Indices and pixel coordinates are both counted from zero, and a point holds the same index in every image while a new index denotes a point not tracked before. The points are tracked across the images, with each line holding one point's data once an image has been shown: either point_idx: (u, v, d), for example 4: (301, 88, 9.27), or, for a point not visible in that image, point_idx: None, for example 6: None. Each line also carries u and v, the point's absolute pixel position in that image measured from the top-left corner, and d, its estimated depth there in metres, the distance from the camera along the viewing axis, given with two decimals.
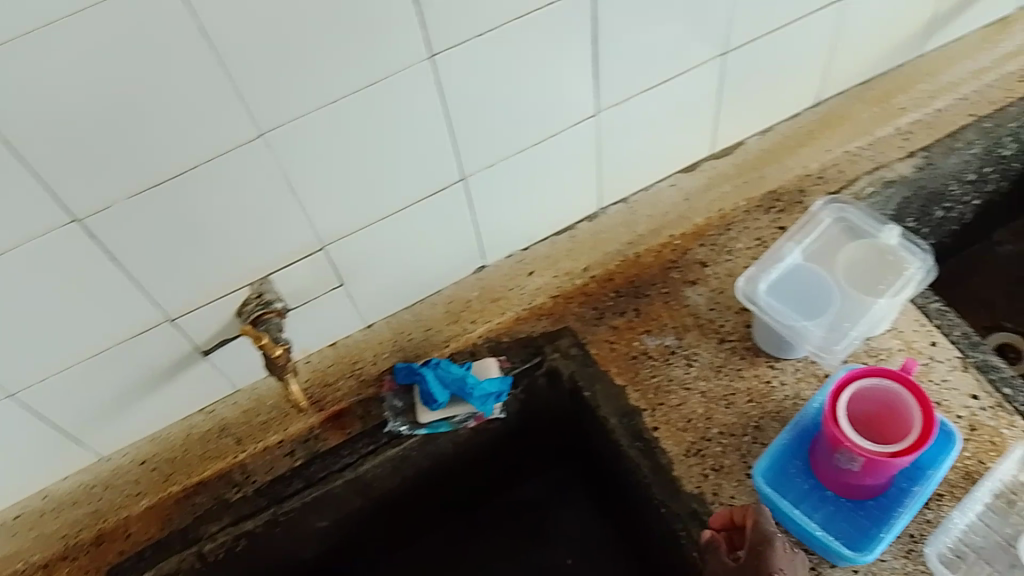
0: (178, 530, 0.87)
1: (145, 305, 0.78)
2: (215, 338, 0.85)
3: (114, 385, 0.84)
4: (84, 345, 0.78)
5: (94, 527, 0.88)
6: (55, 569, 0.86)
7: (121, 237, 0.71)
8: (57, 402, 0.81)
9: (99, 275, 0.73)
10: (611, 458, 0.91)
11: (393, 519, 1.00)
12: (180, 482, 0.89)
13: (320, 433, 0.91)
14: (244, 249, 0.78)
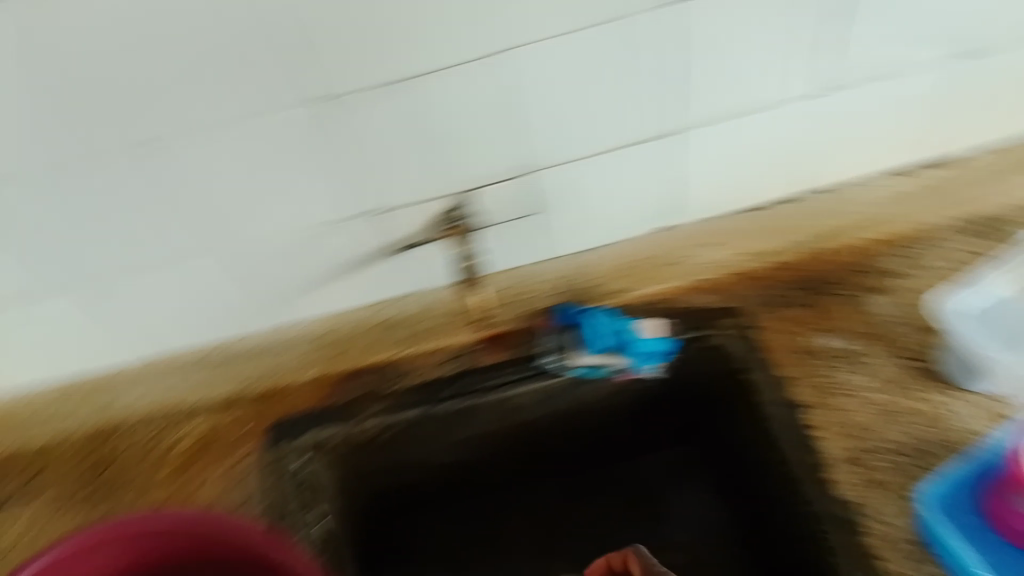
0: (343, 404, 0.94)
1: (347, 196, 0.81)
2: (398, 244, 0.87)
3: (304, 265, 0.89)
4: (287, 221, 0.83)
5: (267, 382, 0.95)
6: (223, 413, 0.94)
7: (340, 129, 0.75)
8: (249, 269, 0.88)
9: (311, 161, 0.77)
10: (759, 446, 0.91)
11: (517, 454, 1.05)
12: (347, 363, 0.95)
13: (476, 352, 0.94)
14: (449, 160, 0.80)
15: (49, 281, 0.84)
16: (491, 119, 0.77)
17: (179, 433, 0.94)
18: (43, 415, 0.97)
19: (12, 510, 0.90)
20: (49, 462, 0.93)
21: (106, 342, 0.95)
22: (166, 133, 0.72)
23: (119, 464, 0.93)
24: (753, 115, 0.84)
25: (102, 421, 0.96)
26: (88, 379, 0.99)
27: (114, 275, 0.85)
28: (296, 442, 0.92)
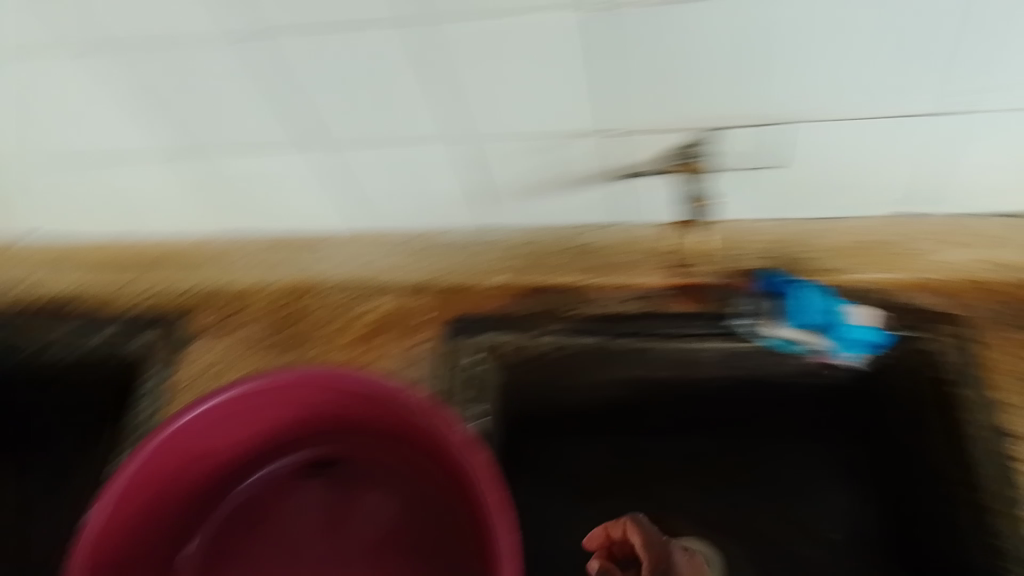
0: (520, 316, 0.95)
1: (586, 112, 0.80)
2: (621, 169, 0.86)
3: (529, 175, 0.90)
4: (521, 125, 0.83)
5: (457, 278, 0.98)
6: (411, 296, 0.98)
7: (608, 50, 0.73)
8: (472, 167, 0.89)
9: (567, 73, 0.76)
10: (939, 461, 0.85)
11: (648, 398, 1.00)
12: (535, 278, 0.96)
13: (665, 297, 0.93)
14: (702, 96, 0.77)
15: (286, 136, 0.87)
16: (760, 57, 0.73)
17: (366, 307, 0.99)
18: (252, 261, 1.05)
19: (213, 339, 0.99)
20: (248, 304, 1.01)
21: (321, 204, 0.99)
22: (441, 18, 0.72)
23: (307, 321, 0.99)
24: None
25: (299, 280, 1.02)
26: (295, 239, 1.06)
27: (348, 145, 0.88)
28: (461, 337, 0.94)
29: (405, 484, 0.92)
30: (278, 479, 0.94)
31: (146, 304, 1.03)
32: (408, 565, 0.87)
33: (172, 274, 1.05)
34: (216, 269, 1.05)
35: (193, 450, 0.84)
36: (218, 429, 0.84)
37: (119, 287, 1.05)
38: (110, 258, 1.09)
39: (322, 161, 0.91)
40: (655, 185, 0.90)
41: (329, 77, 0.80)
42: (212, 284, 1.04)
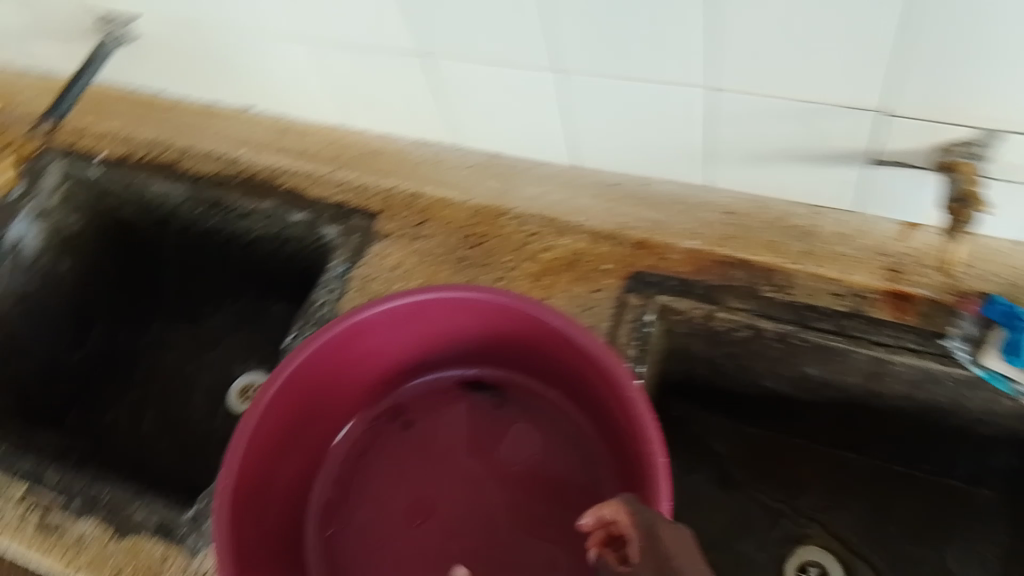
0: (706, 286, 0.92)
1: (862, 85, 0.73)
2: (888, 156, 0.79)
3: (786, 139, 0.82)
4: (784, 87, 0.76)
5: (647, 234, 0.95)
6: (600, 242, 0.96)
7: (927, 28, 0.66)
8: (718, 123, 0.82)
9: (875, 41, 0.68)
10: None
11: (808, 409, 1.04)
12: (732, 251, 0.92)
13: (875, 301, 0.88)
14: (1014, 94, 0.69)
15: (542, 57, 0.83)
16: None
17: (549, 244, 0.98)
18: (454, 173, 1.04)
19: (399, 244, 1.01)
20: (438, 216, 1.02)
21: (544, 130, 0.94)
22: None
23: (490, 245, 0.99)
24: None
25: (491, 204, 1.01)
26: (498, 163, 1.03)
27: (596, 77, 0.82)
28: (661, 296, 0.92)
29: (557, 426, 0.91)
30: (434, 392, 0.96)
31: (339, 196, 1.05)
32: (549, 505, 0.87)
33: (370, 172, 1.05)
34: (411, 177, 1.04)
35: (367, 343, 0.86)
36: (393, 328, 0.86)
37: (319, 176, 1.06)
38: (314, 146, 1.09)
39: (568, 86, 0.85)
40: (923, 179, 0.81)
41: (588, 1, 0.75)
42: (406, 189, 1.04)
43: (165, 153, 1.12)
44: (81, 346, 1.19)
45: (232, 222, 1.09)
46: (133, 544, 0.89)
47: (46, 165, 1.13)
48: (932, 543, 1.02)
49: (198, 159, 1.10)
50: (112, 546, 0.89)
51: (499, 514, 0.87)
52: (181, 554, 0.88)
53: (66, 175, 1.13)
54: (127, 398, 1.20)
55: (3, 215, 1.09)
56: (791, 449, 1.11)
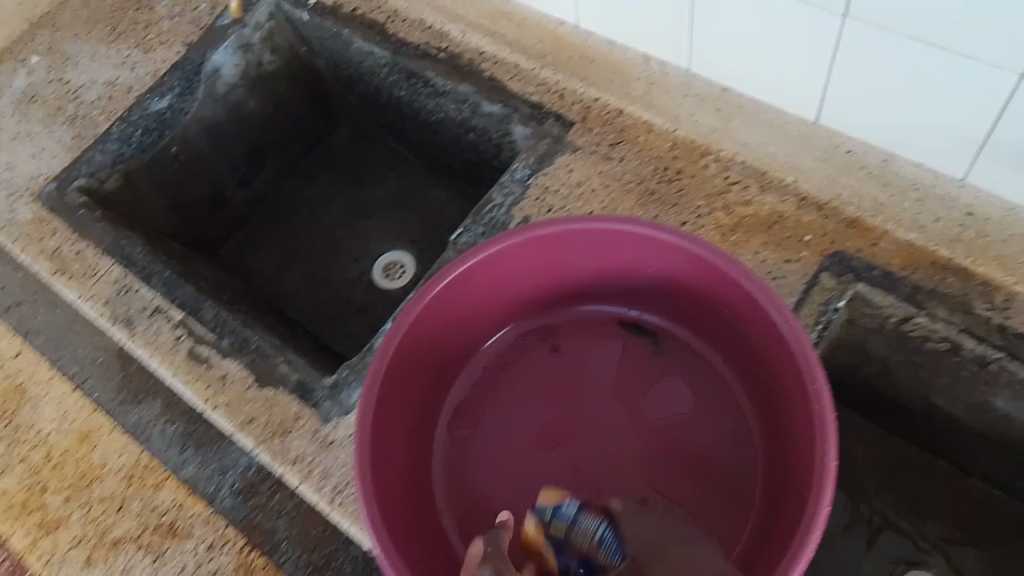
0: (912, 287, 0.84)
1: None
2: None
3: None
4: None
5: (864, 212, 0.87)
6: (807, 209, 0.89)
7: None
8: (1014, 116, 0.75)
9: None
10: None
11: (972, 439, 0.96)
12: (955, 255, 0.83)
13: None
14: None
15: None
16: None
17: (747, 198, 0.91)
18: (669, 98, 0.96)
19: (586, 160, 0.96)
20: (635, 140, 0.96)
21: (796, 77, 0.87)
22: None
23: (684, 185, 0.93)
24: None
25: (697, 140, 0.94)
26: (721, 99, 0.95)
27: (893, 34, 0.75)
28: (858, 283, 0.85)
29: (712, 392, 0.87)
30: (593, 323, 0.92)
31: (538, 96, 1.00)
32: (682, 471, 0.84)
33: (580, 77, 0.99)
34: (622, 94, 0.98)
35: (545, 258, 0.83)
36: (572, 249, 0.82)
37: (524, 70, 1.01)
38: (527, 38, 1.03)
39: (850, 33, 0.77)
40: None
41: None
42: (612, 104, 0.98)
43: (378, 14, 1.08)
44: (246, 184, 1.25)
45: (423, 96, 1.07)
46: (271, 398, 0.90)
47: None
48: None
49: (406, 26, 1.07)
50: (251, 393, 0.91)
51: (630, 465, 0.85)
52: (313, 417, 0.89)
53: (274, 13, 1.11)
54: (277, 247, 1.24)
55: (211, 39, 1.10)
56: (928, 466, 1.03)
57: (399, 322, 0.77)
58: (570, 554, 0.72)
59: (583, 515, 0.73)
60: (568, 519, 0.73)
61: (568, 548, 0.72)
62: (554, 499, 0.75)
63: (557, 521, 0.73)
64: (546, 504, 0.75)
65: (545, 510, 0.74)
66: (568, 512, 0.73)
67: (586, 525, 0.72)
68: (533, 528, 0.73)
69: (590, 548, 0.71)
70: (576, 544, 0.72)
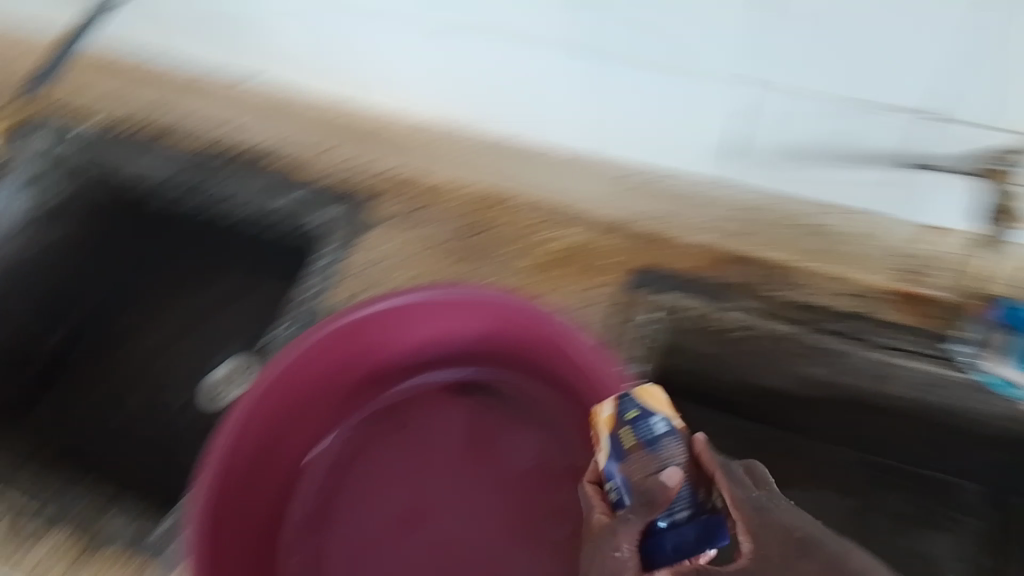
0: (715, 285, 0.90)
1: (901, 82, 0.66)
2: (936, 159, 0.71)
3: (813, 135, 0.74)
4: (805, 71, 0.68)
5: (659, 226, 0.93)
6: (611, 234, 0.94)
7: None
8: (776, 123, 0.75)
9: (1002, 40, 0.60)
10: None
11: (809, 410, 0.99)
12: (743, 247, 0.91)
13: (886, 302, 0.87)
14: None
15: (557, 34, 0.74)
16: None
17: (549, 236, 0.94)
18: (454, 155, 0.99)
19: (397, 228, 0.97)
20: (437, 202, 0.98)
21: (554, 114, 0.86)
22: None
23: (493, 235, 0.95)
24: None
25: (492, 191, 0.97)
26: (512, 146, 0.98)
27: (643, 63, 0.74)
28: (664, 295, 0.89)
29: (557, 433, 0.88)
30: (432, 391, 0.92)
31: (333, 177, 1.01)
32: (544, 518, 0.84)
33: (370, 151, 1.01)
34: (420, 158, 1.00)
35: (359, 344, 0.82)
36: (365, 336, 0.82)
37: (324, 148, 1.02)
38: (309, 122, 1.04)
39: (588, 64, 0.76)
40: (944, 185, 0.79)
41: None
42: (411, 171, 0.99)
43: (165, 118, 1.08)
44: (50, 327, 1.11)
45: (212, 203, 1.04)
46: (101, 565, 0.83)
47: (38, 126, 1.09)
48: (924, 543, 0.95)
49: (189, 134, 1.06)
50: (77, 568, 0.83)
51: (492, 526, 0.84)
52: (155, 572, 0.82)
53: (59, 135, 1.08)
54: (85, 393, 1.10)
55: None
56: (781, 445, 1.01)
57: (202, 475, 0.72)
58: (620, 463, 0.63)
59: (664, 442, 0.63)
60: (644, 436, 0.63)
61: (623, 459, 0.63)
62: (655, 406, 0.64)
63: (633, 431, 0.63)
64: (642, 405, 0.64)
65: (624, 408, 0.64)
66: (647, 431, 0.63)
67: (654, 455, 0.62)
68: (605, 416, 0.64)
69: (640, 473, 0.62)
70: (631, 465, 0.62)
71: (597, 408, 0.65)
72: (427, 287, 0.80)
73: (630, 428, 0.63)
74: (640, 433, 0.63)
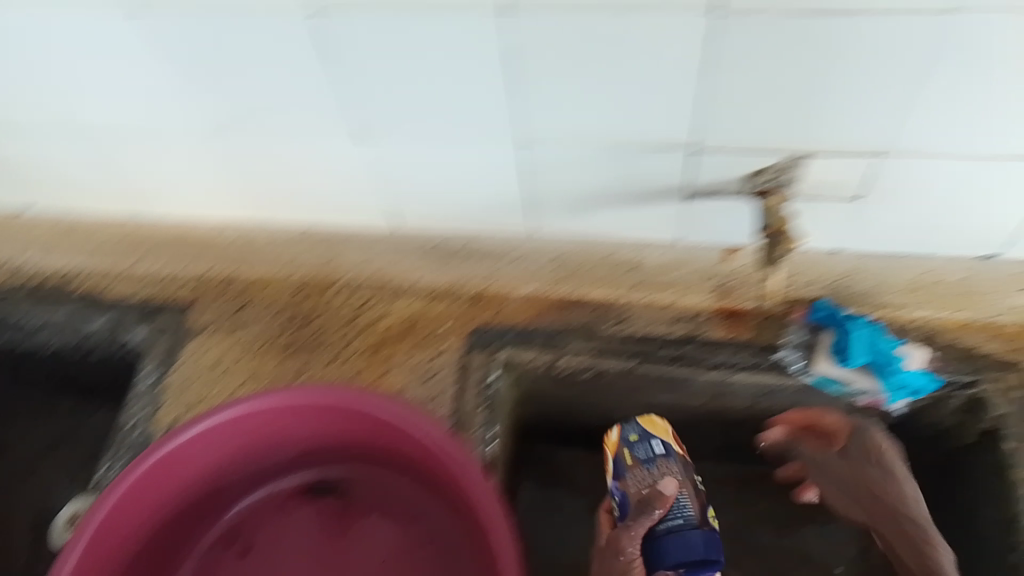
0: (550, 330, 0.90)
1: (656, 126, 0.66)
2: (708, 187, 0.71)
3: (595, 181, 0.74)
4: (565, 124, 0.68)
5: (483, 284, 0.93)
6: (438, 299, 0.93)
7: (752, 45, 0.58)
8: (555, 172, 0.74)
9: (706, 63, 0.60)
10: (993, 505, 0.82)
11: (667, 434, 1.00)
12: (566, 291, 0.92)
13: (706, 323, 0.88)
14: (840, 115, 0.61)
15: (331, 117, 0.73)
16: (905, 87, 0.59)
17: (381, 311, 0.93)
18: (267, 251, 0.98)
19: (216, 337, 0.93)
20: (258, 298, 0.95)
21: (347, 197, 0.84)
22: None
23: (319, 323, 0.93)
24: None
25: (317, 275, 0.95)
26: (317, 236, 0.98)
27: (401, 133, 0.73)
28: (502, 350, 0.90)
29: (410, 517, 0.85)
30: (276, 501, 0.88)
31: (143, 291, 0.96)
32: None
33: (181, 257, 0.98)
34: (226, 260, 0.97)
35: (184, 471, 0.78)
36: (188, 462, 0.78)
37: (120, 269, 0.98)
38: (110, 240, 1.00)
39: (373, 144, 0.75)
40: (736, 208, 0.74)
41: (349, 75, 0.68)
42: (221, 273, 0.97)
43: None
44: None
45: (17, 339, 0.97)
46: None
47: None
48: (792, 533, 0.98)
49: None
50: None
51: None
52: None
53: None
54: None
55: None
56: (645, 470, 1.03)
57: None
58: (621, 481, 0.83)
59: (656, 462, 0.82)
60: (641, 455, 0.83)
61: (623, 477, 0.83)
62: (649, 432, 0.85)
63: (631, 450, 0.84)
64: (643, 428, 0.85)
65: (626, 435, 0.85)
66: (643, 451, 0.84)
67: (648, 471, 0.82)
68: (614, 441, 0.86)
69: (635, 487, 0.81)
70: (628, 482, 0.82)
71: (608, 438, 0.87)
72: (220, 409, 0.76)
73: (630, 449, 0.84)
74: (636, 454, 0.83)
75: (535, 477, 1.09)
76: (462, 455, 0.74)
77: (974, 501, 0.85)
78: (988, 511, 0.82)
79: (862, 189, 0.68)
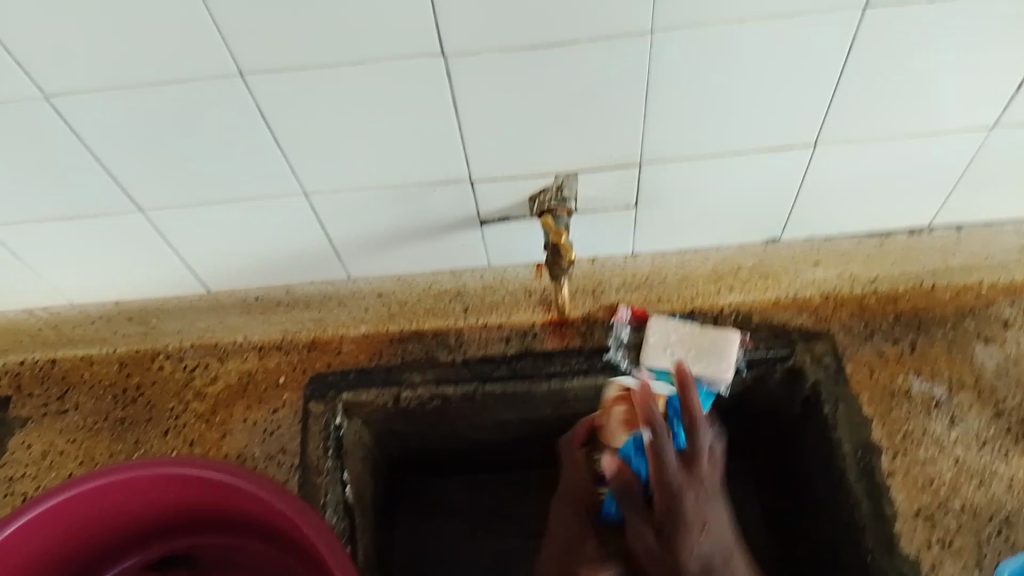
0: (384, 367, 0.88)
1: (424, 168, 0.66)
2: (497, 213, 0.72)
3: (390, 224, 0.73)
4: (333, 176, 0.67)
5: (313, 331, 0.91)
6: (268, 355, 0.91)
7: (484, 87, 0.59)
8: (346, 217, 0.72)
9: (449, 105, 0.60)
10: (826, 469, 0.81)
11: (527, 450, 1.00)
12: (397, 326, 0.91)
13: (538, 334, 0.87)
14: (589, 133, 0.64)
15: (92, 201, 0.69)
16: (638, 103, 0.61)
17: (211, 373, 0.90)
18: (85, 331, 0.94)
19: (40, 427, 0.89)
20: (82, 378, 0.92)
21: (138, 275, 0.80)
22: (279, 40, 0.55)
23: (148, 395, 0.90)
24: (957, 163, 0.70)
25: (138, 350, 0.93)
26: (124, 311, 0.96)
27: (175, 209, 0.70)
28: (340, 395, 0.87)
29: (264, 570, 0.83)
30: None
31: None
32: None
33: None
34: (42, 345, 0.94)
35: None
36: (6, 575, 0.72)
37: None
38: None
39: (147, 223, 0.72)
40: (529, 231, 0.75)
41: (97, 160, 0.65)
42: (40, 359, 0.93)
43: None
44: None
45: None
46: None
47: None
48: None
49: None
50: None
51: None
52: None
53: None
54: None
55: None
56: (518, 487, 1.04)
57: None
58: None
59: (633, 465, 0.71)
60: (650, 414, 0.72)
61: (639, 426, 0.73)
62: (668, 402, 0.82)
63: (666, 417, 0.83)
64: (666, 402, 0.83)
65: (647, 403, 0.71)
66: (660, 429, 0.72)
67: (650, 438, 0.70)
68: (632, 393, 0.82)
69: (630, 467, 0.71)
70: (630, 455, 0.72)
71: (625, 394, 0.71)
72: (34, 503, 0.70)
73: None
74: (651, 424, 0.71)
75: (410, 502, 1.03)
76: (295, 503, 0.69)
77: (811, 470, 0.84)
78: (824, 474, 0.82)
79: (637, 197, 0.71)
